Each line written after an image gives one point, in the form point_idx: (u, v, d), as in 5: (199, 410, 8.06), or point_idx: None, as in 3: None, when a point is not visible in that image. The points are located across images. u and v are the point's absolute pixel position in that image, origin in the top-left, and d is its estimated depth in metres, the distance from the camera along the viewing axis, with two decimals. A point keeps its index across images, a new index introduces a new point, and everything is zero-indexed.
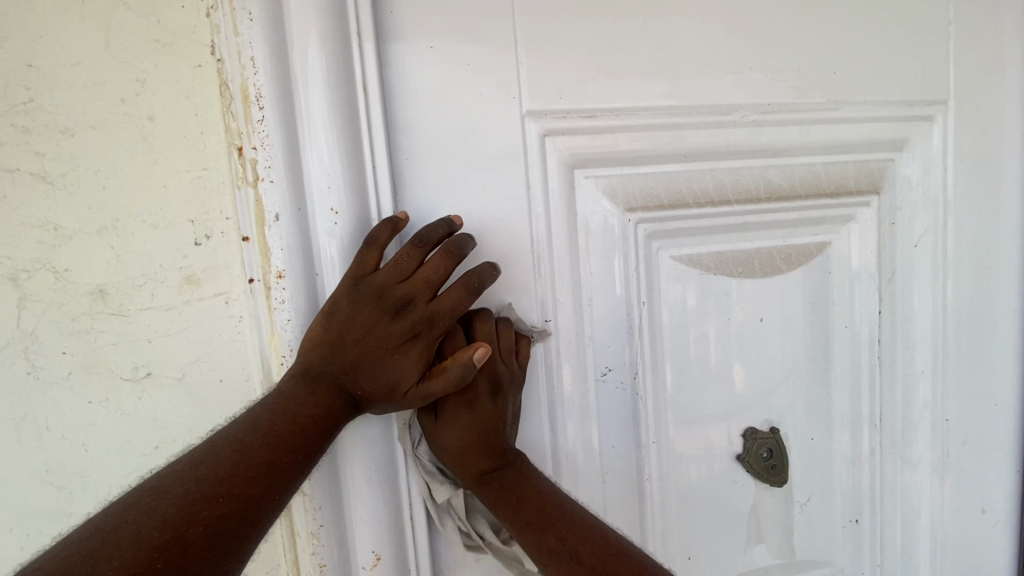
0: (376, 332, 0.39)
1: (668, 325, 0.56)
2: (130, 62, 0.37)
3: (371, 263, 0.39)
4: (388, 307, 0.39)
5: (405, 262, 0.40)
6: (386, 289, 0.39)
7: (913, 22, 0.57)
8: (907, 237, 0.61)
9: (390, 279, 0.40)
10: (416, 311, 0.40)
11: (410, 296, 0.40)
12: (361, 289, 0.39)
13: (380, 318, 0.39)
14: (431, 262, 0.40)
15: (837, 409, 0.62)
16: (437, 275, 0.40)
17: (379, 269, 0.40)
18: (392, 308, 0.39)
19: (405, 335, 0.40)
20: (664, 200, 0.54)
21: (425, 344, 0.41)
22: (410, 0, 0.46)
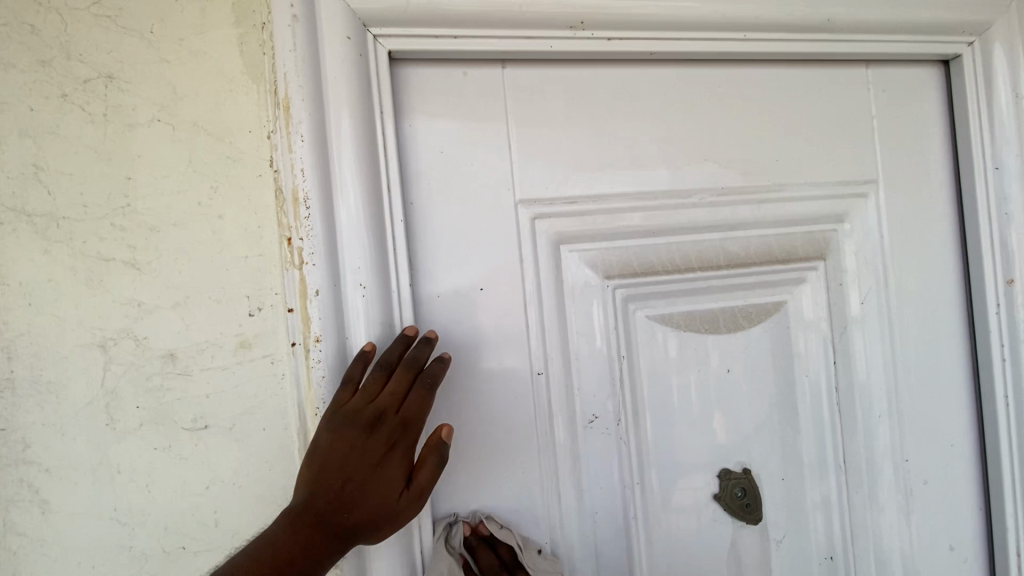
0: (358, 455, 0.44)
1: (646, 376, 0.64)
2: (207, 174, 0.48)
3: (347, 392, 0.46)
4: (364, 424, 0.44)
5: (374, 386, 0.46)
6: (361, 409, 0.45)
7: (842, 118, 0.69)
8: (853, 296, 0.70)
9: (364, 402, 0.45)
10: (388, 422, 0.45)
11: (379, 412, 0.45)
12: (338, 417, 0.45)
13: (358, 438, 0.44)
14: (396, 380, 0.46)
15: (805, 451, 0.69)
16: (401, 388, 0.46)
17: (353, 397, 0.46)
18: (365, 425, 0.44)
19: (384, 449, 0.45)
20: (637, 269, 0.63)
21: (402, 452, 0.45)
22: (424, 114, 0.57)
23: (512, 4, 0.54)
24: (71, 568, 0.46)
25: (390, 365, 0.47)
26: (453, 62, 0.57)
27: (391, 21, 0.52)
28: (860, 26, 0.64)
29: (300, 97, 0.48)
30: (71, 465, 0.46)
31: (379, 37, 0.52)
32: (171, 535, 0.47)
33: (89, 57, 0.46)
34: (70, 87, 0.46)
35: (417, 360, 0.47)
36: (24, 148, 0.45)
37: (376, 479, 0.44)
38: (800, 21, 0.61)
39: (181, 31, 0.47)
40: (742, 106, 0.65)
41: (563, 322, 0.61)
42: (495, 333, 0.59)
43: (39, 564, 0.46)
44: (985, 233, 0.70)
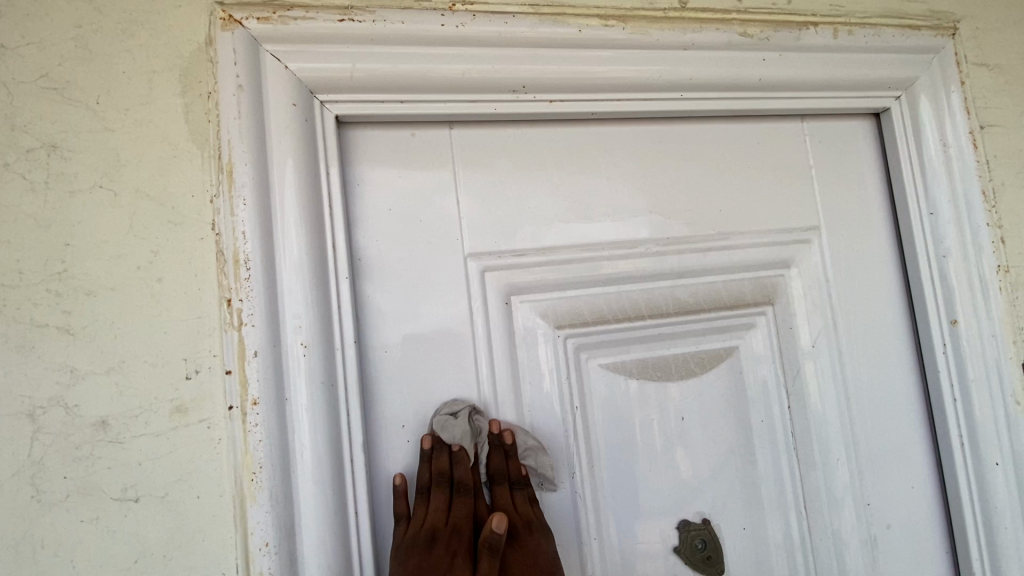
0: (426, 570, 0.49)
1: (601, 425, 0.64)
2: (147, 239, 0.48)
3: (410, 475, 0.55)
4: (421, 546, 0.51)
5: (420, 513, 0.53)
6: (417, 533, 0.52)
7: (781, 168, 0.72)
8: (804, 340, 0.71)
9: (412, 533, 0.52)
10: (443, 536, 0.51)
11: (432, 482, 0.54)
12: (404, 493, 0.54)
13: (421, 551, 0.50)
14: (436, 498, 0.53)
15: (767, 498, 0.68)
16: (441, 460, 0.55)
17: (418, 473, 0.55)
18: (425, 543, 0.51)
19: (448, 551, 0.51)
20: (588, 318, 0.64)
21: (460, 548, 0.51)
22: (372, 173, 0.58)
23: (454, 71, 0.56)
24: None
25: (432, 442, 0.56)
26: (400, 123, 0.59)
27: (336, 89, 0.54)
28: (790, 85, 0.67)
29: (243, 162, 0.49)
30: None
31: (326, 103, 0.54)
32: None
33: (33, 128, 0.47)
34: (12, 157, 0.47)
35: (443, 472, 0.54)
36: None
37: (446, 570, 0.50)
38: (732, 81, 0.65)
39: (127, 102, 0.49)
40: (684, 160, 0.68)
41: (515, 371, 0.61)
42: (445, 386, 0.59)
43: None
44: (927, 277, 0.72)
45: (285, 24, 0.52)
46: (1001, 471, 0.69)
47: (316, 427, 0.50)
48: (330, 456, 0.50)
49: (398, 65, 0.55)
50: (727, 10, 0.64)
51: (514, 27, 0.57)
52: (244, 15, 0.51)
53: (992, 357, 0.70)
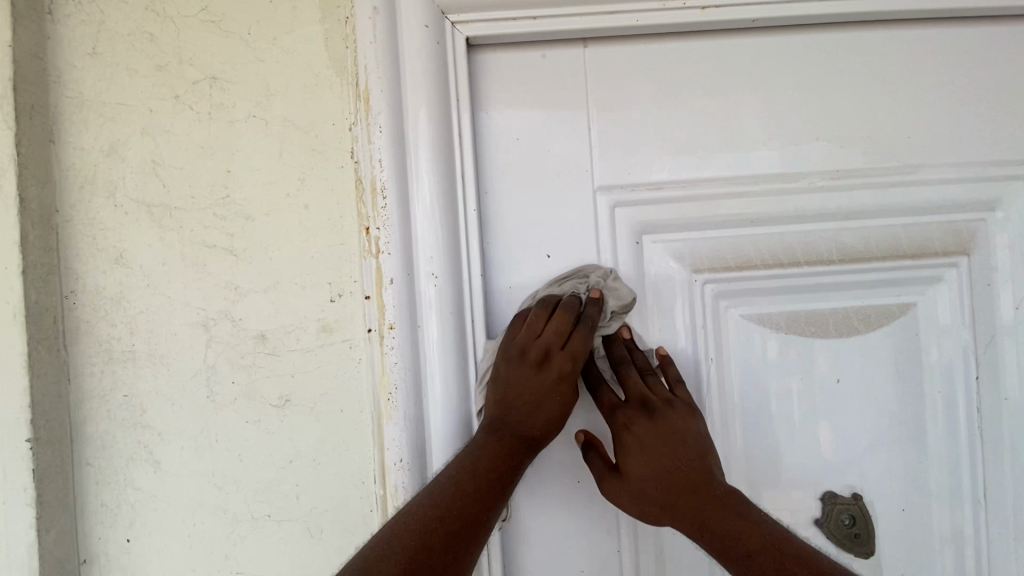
0: (535, 381, 0.48)
1: (737, 380, 0.58)
2: (294, 167, 0.50)
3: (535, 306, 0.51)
4: (535, 351, 0.49)
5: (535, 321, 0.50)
6: (531, 332, 0.49)
7: (998, 85, 0.57)
8: (1006, 301, 0.58)
9: (531, 335, 0.49)
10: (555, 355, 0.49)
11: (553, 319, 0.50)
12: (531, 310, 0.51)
13: (532, 358, 0.49)
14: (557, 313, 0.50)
15: (935, 479, 0.58)
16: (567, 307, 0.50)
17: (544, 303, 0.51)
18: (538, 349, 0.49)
19: (558, 369, 0.49)
20: (731, 263, 0.57)
21: (572, 377, 0.49)
22: (501, 101, 0.55)
23: None
24: (177, 524, 0.51)
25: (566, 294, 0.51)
26: (532, 44, 0.55)
27: (469, 8, 0.51)
28: None
29: (379, 88, 0.49)
30: (179, 431, 0.51)
31: (457, 24, 0.52)
32: (259, 504, 0.51)
33: (197, 60, 0.50)
34: (181, 89, 0.50)
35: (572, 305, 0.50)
36: (144, 147, 0.50)
37: (552, 394, 0.49)
38: None
39: (274, 31, 0.50)
40: (865, 77, 0.56)
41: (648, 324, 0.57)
42: None
43: (149, 516, 0.51)
44: None
45: None
46: None
47: (446, 356, 0.50)
48: (459, 385, 0.51)
49: None
50: None
51: None
52: None
53: None
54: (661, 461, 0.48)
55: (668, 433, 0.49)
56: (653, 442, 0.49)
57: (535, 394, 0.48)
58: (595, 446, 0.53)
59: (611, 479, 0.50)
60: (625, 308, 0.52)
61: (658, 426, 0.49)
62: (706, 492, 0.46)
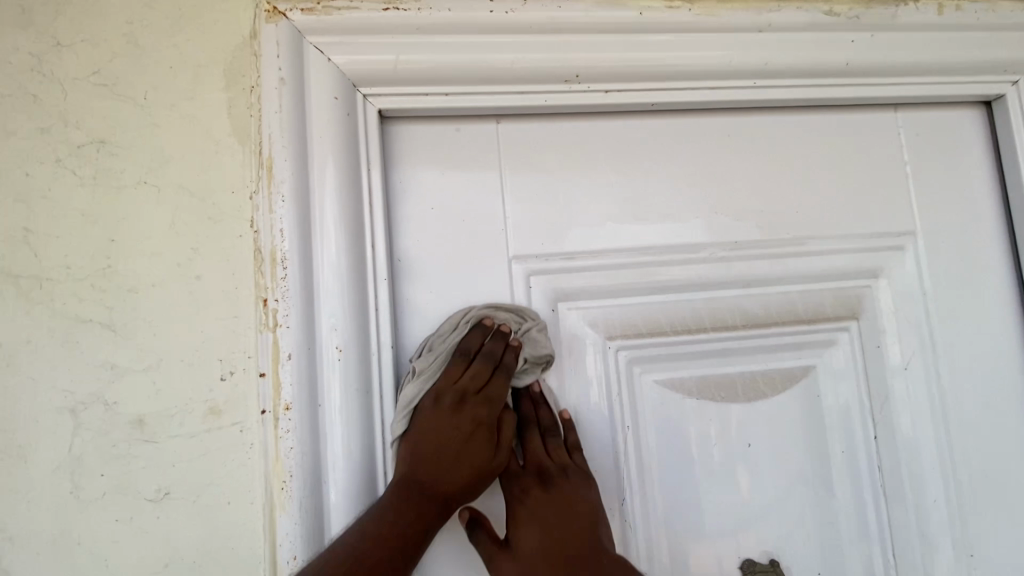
0: (444, 420, 0.47)
1: (655, 446, 0.58)
2: (187, 235, 0.47)
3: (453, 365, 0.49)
4: (449, 404, 0.48)
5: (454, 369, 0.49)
6: (446, 388, 0.48)
7: (871, 165, 0.63)
8: (894, 361, 0.62)
9: (447, 383, 0.49)
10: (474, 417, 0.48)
11: (461, 391, 0.48)
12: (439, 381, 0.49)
13: (446, 416, 0.47)
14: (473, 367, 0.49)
15: (847, 539, 0.60)
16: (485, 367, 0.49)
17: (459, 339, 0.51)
18: (453, 406, 0.48)
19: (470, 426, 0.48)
20: (643, 329, 0.58)
21: (485, 433, 0.48)
22: (415, 170, 0.56)
23: (502, 60, 0.52)
24: None
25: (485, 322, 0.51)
26: (446, 117, 0.56)
27: (380, 82, 0.52)
28: (885, 70, 0.59)
29: (283, 157, 0.48)
30: (32, 535, 0.44)
31: (369, 96, 0.52)
32: None
33: (84, 124, 0.48)
34: (64, 154, 0.47)
35: (493, 352, 0.50)
36: (15, 213, 0.46)
37: (468, 445, 0.47)
38: (815, 67, 0.57)
39: (173, 98, 0.48)
40: (756, 156, 0.61)
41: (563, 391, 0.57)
42: None
43: None
44: None
45: (328, 15, 0.50)
46: None
47: (348, 434, 0.47)
48: (363, 467, 0.48)
49: (443, 55, 0.51)
50: None
51: (567, 12, 0.53)
52: (289, 6, 0.50)
53: None
54: (558, 551, 0.47)
55: (561, 501, 0.49)
56: (545, 510, 0.49)
57: (448, 441, 0.47)
58: (481, 523, 0.49)
59: (501, 557, 0.48)
60: (541, 359, 0.52)
61: (551, 498, 0.50)
62: (586, 545, 0.48)
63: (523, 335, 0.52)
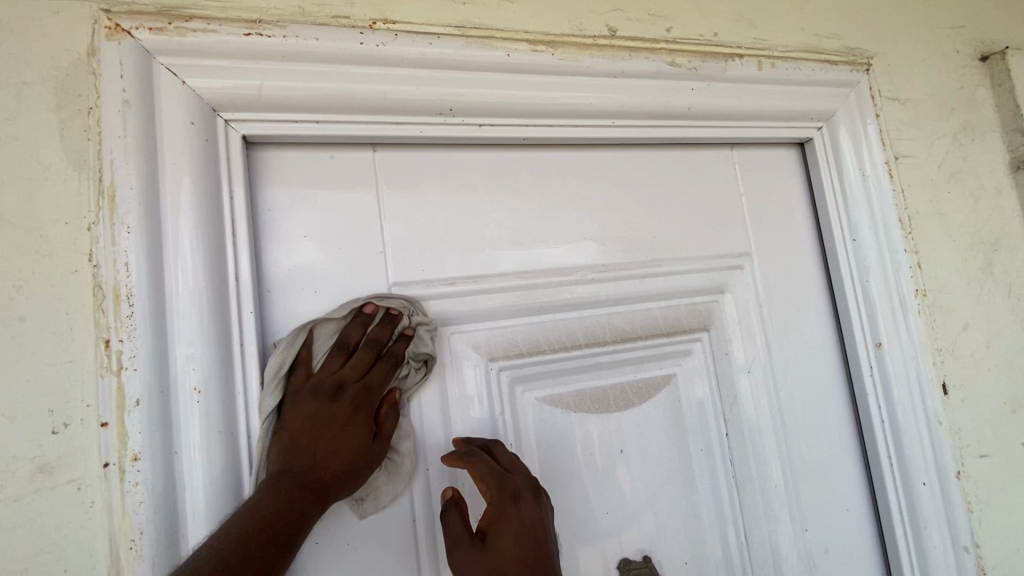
0: (321, 413, 0.47)
1: (538, 460, 0.61)
2: (8, 271, 0.42)
3: (337, 361, 0.50)
4: (328, 393, 0.48)
5: (333, 362, 0.50)
6: (324, 379, 0.49)
7: (714, 195, 0.72)
8: (740, 365, 0.71)
9: (325, 375, 0.49)
10: (351, 390, 0.49)
11: (340, 381, 0.49)
12: (319, 381, 0.48)
13: (324, 403, 0.48)
14: (358, 356, 0.50)
15: (707, 527, 0.67)
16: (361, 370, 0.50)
17: (342, 365, 0.50)
18: (331, 391, 0.48)
19: (350, 411, 0.48)
20: (522, 349, 0.61)
21: (366, 415, 0.49)
22: (288, 197, 0.54)
23: (373, 92, 0.53)
24: None
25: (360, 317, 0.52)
26: (319, 145, 0.56)
27: (244, 108, 0.50)
28: (720, 114, 0.68)
29: (129, 185, 0.44)
30: None
31: (231, 122, 0.50)
32: None
33: None
34: None
35: (378, 339, 0.51)
36: None
37: (348, 427, 0.48)
38: (663, 109, 0.65)
39: None
40: (618, 186, 0.67)
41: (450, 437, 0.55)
42: None
43: None
44: (853, 301, 0.74)
45: (181, 36, 0.47)
46: (927, 489, 0.71)
47: (212, 479, 0.44)
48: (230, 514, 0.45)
49: (311, 83, 0.51)
50: (655, 38, 0.64)
51: (438, 49, 0.55)
52: (134, 24, 0.46)
53: (915, 379, 0.72)
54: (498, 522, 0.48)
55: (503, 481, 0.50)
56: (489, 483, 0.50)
57: (321, 430, 0.47)
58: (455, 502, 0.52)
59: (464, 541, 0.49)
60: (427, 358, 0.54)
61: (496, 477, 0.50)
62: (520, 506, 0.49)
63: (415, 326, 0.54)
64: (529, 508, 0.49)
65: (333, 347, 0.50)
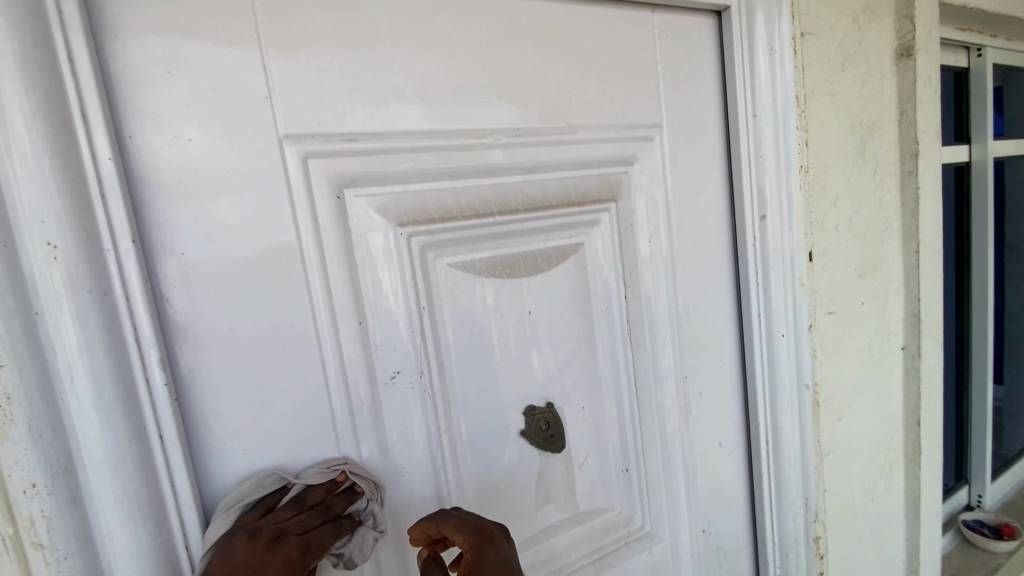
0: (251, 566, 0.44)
1: (450, 323, 0.63)
2: None
3: (281, 515, 0.49)
4: (263, 542, 0.46)
5: (284, 514, 0.49)
6: (263, 528, 0.47)
7: (632, 61, 0.71)
8: (643, 236, 0.75)
9: (253, 552, 0.45)
10: (289, 537, 0.47)
11: (279, 531, 0.47)
12: (256, 532, 0.47)
13: (256, 551, 0.45)
14: (306, 517, 0.49)
15: (604, 378, 0.76)
16: (307, 520, 0.49)
17: (285, 517, 0.49)
18: (267, 541, 0.46)
19: (291, 556, 0.46)
20: (433, 215, 0.60)
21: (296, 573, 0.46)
22: (138, 19, 0.45)
23: None
24: None
25: (306, 502, 0.51)
26: None
27: None
28: None
29: None
30: None
31: None
32: None
33: None
34: None
35: (332, 509, 0.51)
36: None
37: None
38: None
39: None
40: (534, 43, 0.63)
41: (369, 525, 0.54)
42: (268, 289, 0.52)
43: None
44: (748, 177, 0.79)
45: None
46: (784, 341, 0.84)
47: (89, 342, 0.40)
48: (116, 377, 0.42)
49: None
50: None
51: None
52: None
53: (790, 250, 0.81)
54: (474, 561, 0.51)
55: (475, 531, 0.54)
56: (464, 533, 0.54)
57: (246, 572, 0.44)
58: (436, 561, 0.55)
59: None
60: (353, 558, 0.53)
61: (471, 526, 0.54)
62: (493, 544, 0.53)
63: (363, 511, 0.54)
64: (502, 548, 0.54)
65: (290, 500, 0.50)
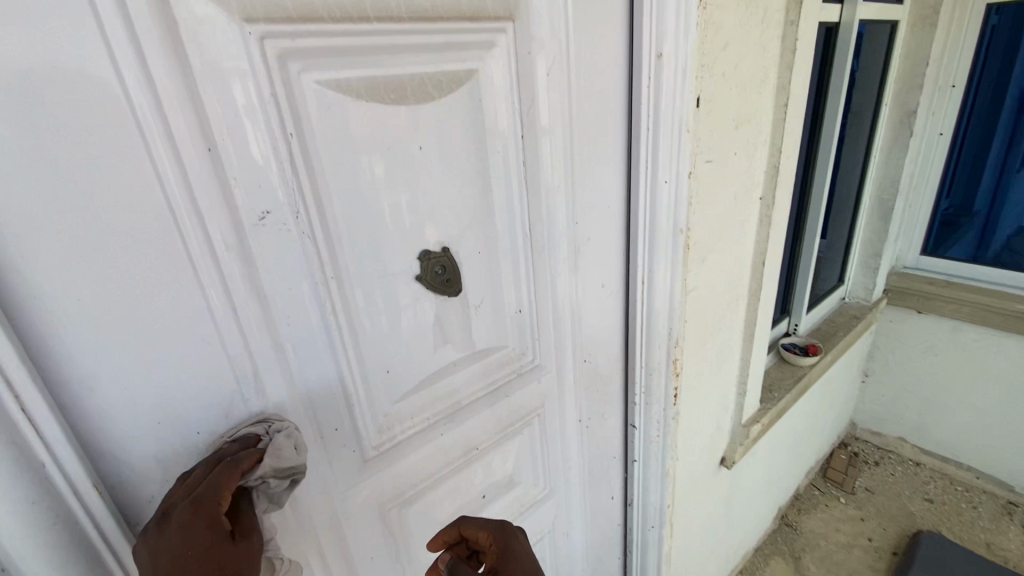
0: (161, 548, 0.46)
1: (326, 157, 0.56)
2: None
3: (177, 490, 0.51)
4: (160, 522, 0.48)
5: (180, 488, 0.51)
6: (162, 510, 0.49)
7: None
8: (540, 69, 0.70)
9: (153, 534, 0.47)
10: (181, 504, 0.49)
11: (172, 506, 0.49)
12: (157, 519, 0.49)
13: (156, 532, 0.47)
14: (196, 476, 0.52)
15: (501, 223, 0.75)
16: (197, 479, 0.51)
17: (179, 491, 0.51)
18: (164, 518, 0.48)
19: (187, 515, 0.47)
20: (292, 13, 0.50)
21: (201, 521, 0.47)
22: None
23: None
24: None
25: (199, 466, 0.53)
26: None
27: None
28: None
29: None
30: None
31: None
32: None
33: None
34: None
35: (220, 458, 0.53)
36: None
37: (186, 537, 0.46)
38: None
39: None
40: None
41: (279, 455, 0.54)
42: (75, 97, 0.41)
43: None
44: (648, 12, 0.76)
45: None
46: (669, 188, 0.88)
47: None
48: None
49: None
50: None
51: None
52: None
53: (681, 95, 0.82)
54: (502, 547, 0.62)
55: (502, 530, 0.64)
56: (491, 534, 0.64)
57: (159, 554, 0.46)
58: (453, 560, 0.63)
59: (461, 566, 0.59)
60: (279, 468, 0.54)
61: (498, 525, 0.65)
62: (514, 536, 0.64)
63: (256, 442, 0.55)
64: (520, 537, 0.65)
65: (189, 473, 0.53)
